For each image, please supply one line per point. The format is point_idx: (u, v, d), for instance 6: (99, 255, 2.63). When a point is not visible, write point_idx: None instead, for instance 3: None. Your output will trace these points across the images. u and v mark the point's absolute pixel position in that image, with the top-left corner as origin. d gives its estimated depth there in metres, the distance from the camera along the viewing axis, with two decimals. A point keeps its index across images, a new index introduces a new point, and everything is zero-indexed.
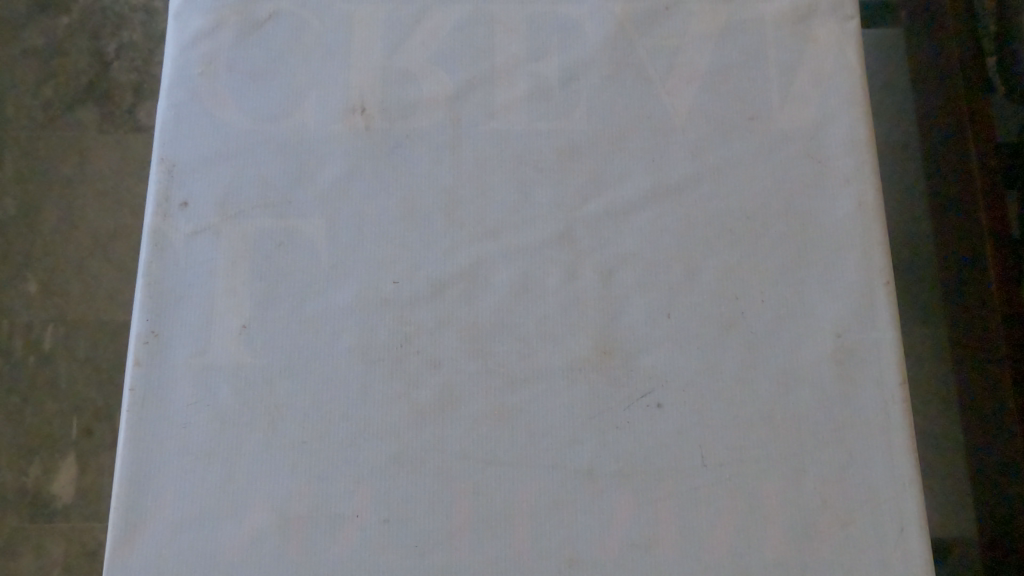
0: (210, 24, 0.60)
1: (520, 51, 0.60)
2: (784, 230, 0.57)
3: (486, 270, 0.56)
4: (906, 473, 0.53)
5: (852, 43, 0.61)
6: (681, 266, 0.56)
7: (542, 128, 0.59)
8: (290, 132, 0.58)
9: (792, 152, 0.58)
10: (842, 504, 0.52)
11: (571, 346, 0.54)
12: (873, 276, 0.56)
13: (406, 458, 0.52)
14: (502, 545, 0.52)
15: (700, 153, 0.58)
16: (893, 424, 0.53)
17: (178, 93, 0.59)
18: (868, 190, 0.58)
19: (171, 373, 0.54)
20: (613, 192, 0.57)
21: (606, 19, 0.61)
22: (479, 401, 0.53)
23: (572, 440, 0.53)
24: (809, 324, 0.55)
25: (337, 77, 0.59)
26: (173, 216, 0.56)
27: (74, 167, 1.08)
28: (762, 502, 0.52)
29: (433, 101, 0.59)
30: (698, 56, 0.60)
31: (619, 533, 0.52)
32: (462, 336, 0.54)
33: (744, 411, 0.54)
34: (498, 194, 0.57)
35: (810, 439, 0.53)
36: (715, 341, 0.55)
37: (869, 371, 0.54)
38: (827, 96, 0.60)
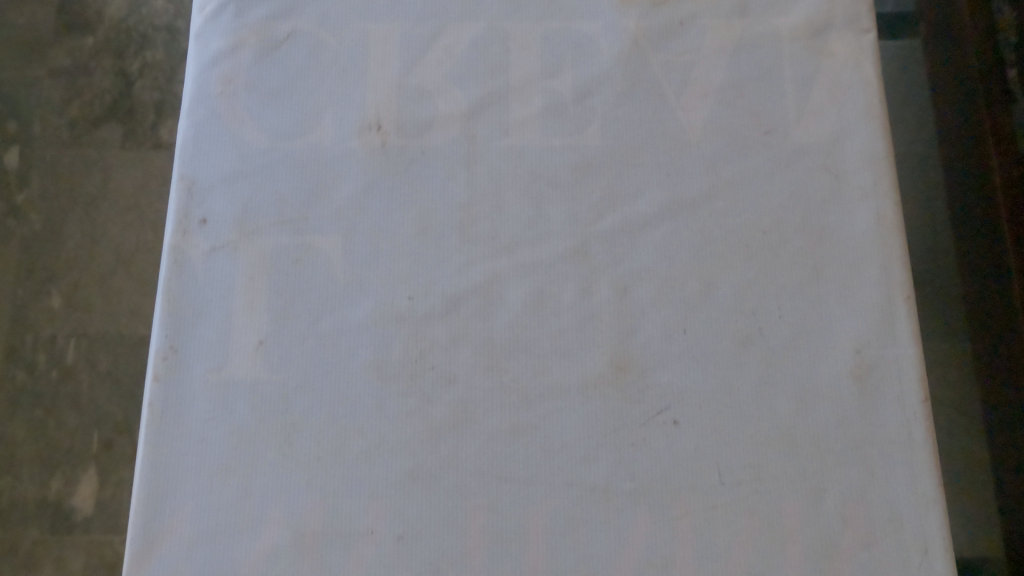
0: (229, 44, 0.61)
1: (534, 67, 0.61)
2: (801, 245, 0.56)
3: (501, 286, 0.56)
4: (929, 493, 0.52)
5: (870, 57, 0.60)
6: (697, 281, 0.56)
7: (556, 144, 0.59)
8: (308, 149, 0.59)
9: (809, 166, 0.58)
10: (863, 524, 0.51)
11: (586, 362, 0.54)
12: (893, 291, 0.55)
13: (421, 474, 0.52)
14: (517, 563, 0.51)
15: (715, 168, 0.58)
16: (915, 442, 0.52)
17: (199, 112, 0.60)
18: (887, 205, 0.57)
19: (188, 388, 0.54)
20: (628, 208, 0.57)
21: (620, 35, 0.61)
22: (493, 418, 0.53)
23: (587, 457, 0.52)
24: (828, 340, 0.54)
25: (354, 95, 0.60)
26: (193, 234, 0.57)
27: (98, 183, 1.10)
28: (781, 522, 0.51)
29: (448, 118, 0.59)
30: (713, 71, 0.60)
31: (634, 553, 0.51)
32: (477, 352, 0.54)
33: (761, 428, 0.53)
34: (513, 211, 0.57)
35: (830, 457, 0.52)
36: (732, 358, 0.54)
37: (890, 388, 0.53)
38: (844, 109, 0.59)
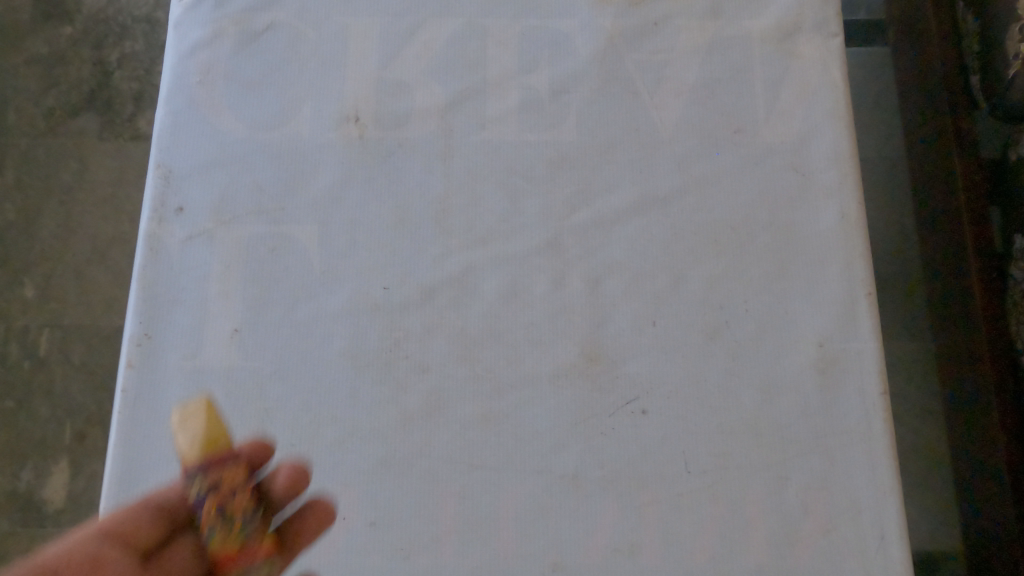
0: (208, 34, 0.62)
1: (511, 64, 0.62)
2: (768, 242, 0.58)
3: (475, 276, 0.57)
4: (887, 482, 0.53)
5: (836, 60, 0.62)
6: (667, 275, 0.57)
7: (531, 139, 0.60)
8: (285, 139, 0.59)
9: (777, 164, 0.60)
10: (824, 512, 0.53)
11: (559, 353, 0.55)
12: (855, 287, 0.57)
13: (394, 461, 0.53)
14: (487, 549, 0.52)
15: (685, 165, 0.60)
16: (875, 433, 0.54)
17: (177, 101, 0.60)
18: (850, 204, 0.59)
19: (162, 375, 0.54)
20: (601, 202, 0.59)
21: (596, 34, 0.63)
22: (467, 406, 0.54)
23: (558, 446, 0.53)
24: (791, 334, 0.56)
25: (333, 87, 0.61)
26: (169, 222, 0.57)
27: (74, 174, 1.09)
28: (744, 509, 0.52)
29: (426, 111, 0.60)
30: (685, 70, 0.62)
31: (602, 539, 0.52)
32: (450, 341, 0.55)
33: (727, 419, 0.54)
34: (488, 204, 0.58)
35: (792, 448, 0.54)
36: (699, 350, 0.55)
37: (850, 380, 0.55)
38: (811, 110, 0.61)
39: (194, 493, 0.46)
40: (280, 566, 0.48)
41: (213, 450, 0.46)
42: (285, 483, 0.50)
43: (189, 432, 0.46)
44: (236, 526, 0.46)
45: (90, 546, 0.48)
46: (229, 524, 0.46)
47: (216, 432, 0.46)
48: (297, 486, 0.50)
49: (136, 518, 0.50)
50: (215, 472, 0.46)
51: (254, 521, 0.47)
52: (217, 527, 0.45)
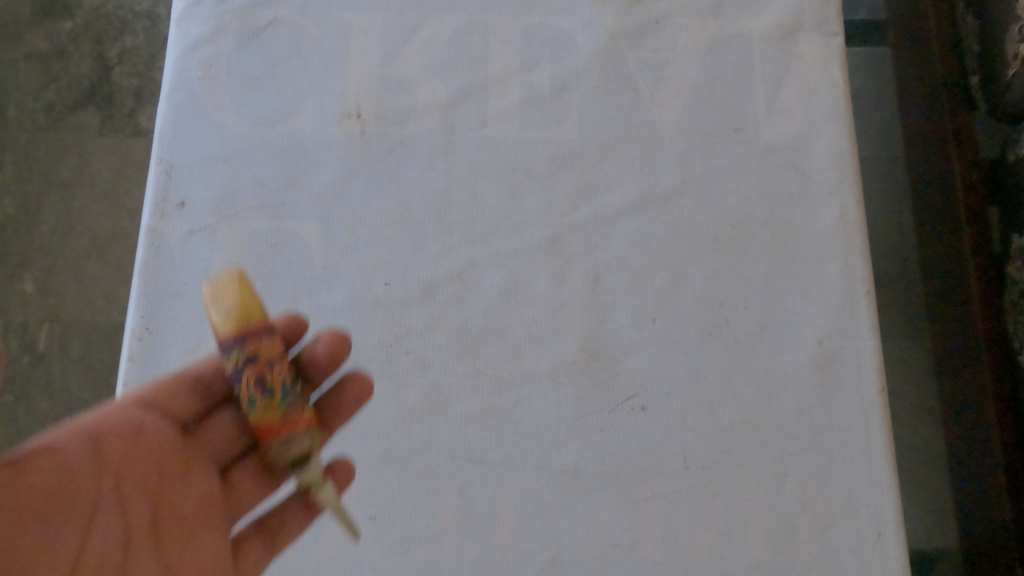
0: (210, 30, 0.62)
1: (512, 61, 0.62)
2: (767, 239, 0.58)
3: (476, 273, 0.57)
4: (884, 479, 0.53)
5: (837, 59, 0.63)
6: (667, 272, 0.57)
7: (532, 136, 0.60)
8: (287, 135, 0.59)
9: (777, 162, 0.60)
10: (821, 508, 0.53)
11: (559, 350, 0.55)
12: (854, 285, 0.57)
13: (394, 456, 0.53)
14: (486, 544, 0.52)
15: (686, 163, 0.60)
16: (872, 431, 0.54)
17: (179, 96, 0.60)
18: (850, 202, 0.59)
19: (163, 369, 0.54)
20: (601, 199, 0.59)
21: (597, 32, 0.63)
22: (467, 402, 0.54)
23: (558, 442, 0.54)
24: (790, 331, 0.56)
25: (335, 83, 0.61)
26: (170, 216, 0.57)
27: (74, 169, 1.09)
28: (742, 505, 0.53)
29: (427, 108, 0.60)
30: (686, 68, 0.62)
31: (600, 535, 0.52)
32: (451, 337, 0.56)
33: (726, 416, 0.54)
34: (489, 200, 0.59)
35: (791, 444, 0.54)
36: (698, 347, 0.56)
37: (848, 378, 0.55)
38: (812, 109, 0.61)
39: (231, 365, 0.46)
40: (320, 438, 0.50)
41: (247, 322, 0.45)
42: (326, 352, 0.50)
43: (222, 302, 0.45)
44: (274, 398, 0.46)
45: (130, 412, 0.49)
46: (268, 397, 0.46)
47: (249, 304, 0.45)
48: (338, 355, 0.50)
49: (176, 390, 0.51)
50: (251, 345, 0.45)
51: (292, 394, 0.47)
52: (257, 397, 0.46)
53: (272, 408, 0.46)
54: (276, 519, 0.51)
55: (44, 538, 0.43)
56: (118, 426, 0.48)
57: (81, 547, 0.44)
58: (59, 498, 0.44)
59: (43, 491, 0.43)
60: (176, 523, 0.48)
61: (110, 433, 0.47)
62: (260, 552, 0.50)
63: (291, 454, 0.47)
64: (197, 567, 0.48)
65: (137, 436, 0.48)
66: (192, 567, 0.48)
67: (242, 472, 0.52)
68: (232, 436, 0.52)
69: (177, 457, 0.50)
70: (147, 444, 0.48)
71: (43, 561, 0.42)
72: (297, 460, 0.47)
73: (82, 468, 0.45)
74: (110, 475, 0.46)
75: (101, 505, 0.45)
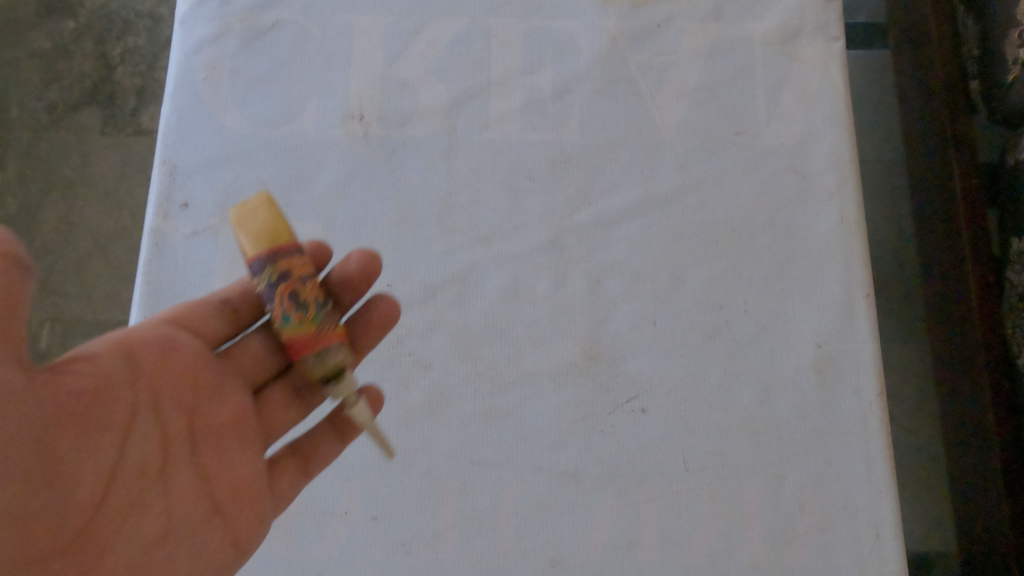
0: (214, 31, 0.62)
1: (515, 63, 0.62)
2: (768, 242, 0.59)
3: (478, 275, 0.57)
4: (882, 481, 0.54)
5: (838, 63, 0.63)
6: (668, 275, 0.58)
7: (534, 138, 0.61)
8: (291, 137, 0.60)
9: (777, 166, 0.60)
10: (820, 510, 0.53)
11: (560, 351, 0.56)
12: (854, 288, 0.58)
13: (396, 456, 0.54)
14: (487, 544, 0.52)
15: (687, 166, 0.60)
16: (871, 433, 0.55)
17: (182, 97, 0.61)
18: (850, 206, 0.59)
19: None
20: (603, 202, 0.59)
21: (599, 35, 0.63)
22: (469, 403, 0.55)
23: (558, 443, 0.54)
24: (790, 334, 0.57)
25: (338, 85, 0.61)
26: (174, 217, 0.58)
27: (76, 168, 1.09)
28: (742, 506, 0.53)
29: (430, 110, 0.61)
30: (688, 72, 0.63)
31: (601, 536, 0.52)
32: (452, 338, 0.56)
33: (725, 418, 0.55)
34: (490, 202, 0.59)
35: (789, 446, 0.54)
36: (698, 349, 0.56)
37: (848, 380, 0.56)
38: (812, 112, 0.62)
39: (261, 284, 0.43)
40: (353, 356, 0.47)
41: (276, 239, 0.43)
42: (358, 270, 0.49)
43: (251, 222, 0.43)
44: (307, 314, 0.43)
45: (160, 329, 0.45)
46: (302, 312, 0.43)
47: (278, 220, 0.44)
48: (369, 275, 0.50)
49: (204, 307, 0.48)
50: (284, 262, 0.43)
51: (326, 313, 0.44)
52: (291, 313, 0.43)
53: (306, 322, 0.43)
54: (306, 443, 0.50)
55: (81, 446, 0.39)
56: (150, 341, 0.44)
57: (120, 456, 0.41)
58: (93, 404, 0.40)
59: (79, 395, 0.39)
60: (213, 439, 0.45)
61: (142, 347, 0.43)
62: (294, 475, 0.49)
63: (326, 372, 0.44)
64: (235, 484, 0.46)
65: (169, 350, 0.45)
66: (230, 485, 0.45)
67: (272, 394, 0.50)
68: (261, 359, 0.49)
69: (208, 375, 0.46)
70: (180, 361, 0.45)
71: (84, 466, 0.39)
72: (333, 376, 0.45)
73: (116, 377, 0.42)
74: (145, 387, 0.43)
75: (136, 417, 0.42)
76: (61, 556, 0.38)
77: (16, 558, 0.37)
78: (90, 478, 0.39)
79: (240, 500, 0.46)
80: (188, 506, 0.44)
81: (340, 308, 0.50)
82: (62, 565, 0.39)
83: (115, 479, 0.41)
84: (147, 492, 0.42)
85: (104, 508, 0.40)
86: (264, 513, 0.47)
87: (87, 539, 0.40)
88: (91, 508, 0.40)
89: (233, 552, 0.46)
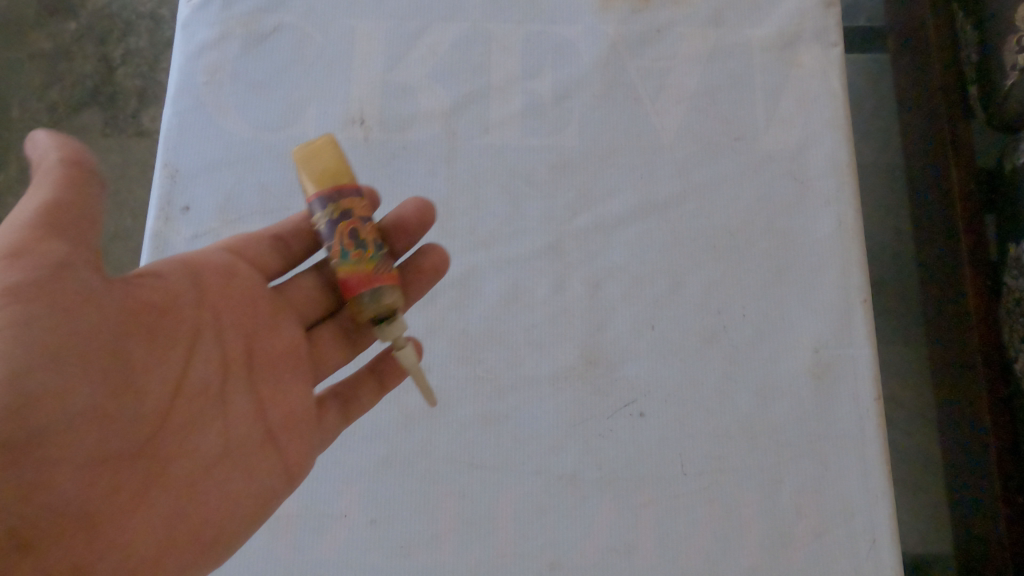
0: (215, 35, 0.62)
1: (515, 68, 0.63)
2: (766, 247, 0.59)
3: (477, 279, 0.58)
4: (879, 486, 0.54)
5: (836, 69, 0.63)
6: (666, 280, 0.58)
7: (533, 143, 0.61)
8: (291, 141, 0.60)
9: (775, 171, 0.61)
10: (817, 515, 0.53)
11: (558, 355, 0.56)
12: (851, 293, 0.58)
13: (395, 460, 0.54)
14: (485, 547, 0.52)
15: (685, 171, 0.60)
16: (868, 438, 0.55)
17: (183, 101, 0.61)
18: (848, 212, 0.60)
19: None
20: (602, 206, 0.60)
21: (599, 40, 0.64)
22: (468, 407, 0.55)
23: (556, 447, 0.54)
24: (788, 338, 0.57)
25: (339, 89, 0.61)
26: (175, 221, 0.58)
27: None
28: (740, 510, 0.53)
29: (430, 114, 0.61)
30: (687, 77, 0.63)
31: (599, 539, 0.52)
32: (452, 342, 0.56)
33: (722, 423, 0.55)
34: (490, 207, 0.59)
35: (786, 451, 0.55)
36: (696, 353, 0.56)
37: (845, 386, 0.56)
38: (811, 118, 0.62)
39: (322, 221, 0.44)
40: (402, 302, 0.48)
41: (339, 179, 0.45)
42: (415, 215, 0.51)
43: (315, 161, 0.45)
44: (366, 252, 0.44)
45: (222, 257, 0.48)
46: (361, 251, 0.44)
47: (341, 161, 0.45)
48: (423, 221, 0.52)
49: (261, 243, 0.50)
50: (347, 201, 0.45)
51: (382, 254, 0.46)
52: (350, 250, 0.44)
53: (365, 261, 0.44)
54: (348, 385, 0.51)
55: (151, 356, 0.42)
56: (211, 267, 0.47)
57: (182, 371, 0.43)
58: (161, 319, 0.43)
59: (149, 309, 0.42)
60: (267, 369, 0.47)
61: (206, 272, 0.46)
62: (336, 418, 0.50)
63: (379, 310, 0.45)
64: (289, 414, 0.47)
65: (229, 278, 0.47)
66: (281, 411, 0.47)
67: (323, 335, 0.51)
68: (313, 299, 0.51)
69: (267, 307, 0.48)
70: (240, 288, 0.47)
71: (152, 375, 0.42)
72: (385, 317, 0.46)
73: (180, 296, 0.44)
74: (207, 309, 0.45)
75: (198, 338, 0.44)
76: (132, 459, 0.40)
77: (95, 456, 0.39)
78: (158, 387, 0.42)
79: (292, 431, 0.47)
80: (242, 428, 0.45)
81: (393, 252, 0.51)
82: (133, 467, 0.40)
83: (178, 393, 0.43)
84: (205, 413, 0.44)
85: (168, 420, 0.42)
86: (312, 449, 0.48)
87: (153, 448, 0.41)
88: (158, 418, 0.42)
89: (284, 479, 0.47)
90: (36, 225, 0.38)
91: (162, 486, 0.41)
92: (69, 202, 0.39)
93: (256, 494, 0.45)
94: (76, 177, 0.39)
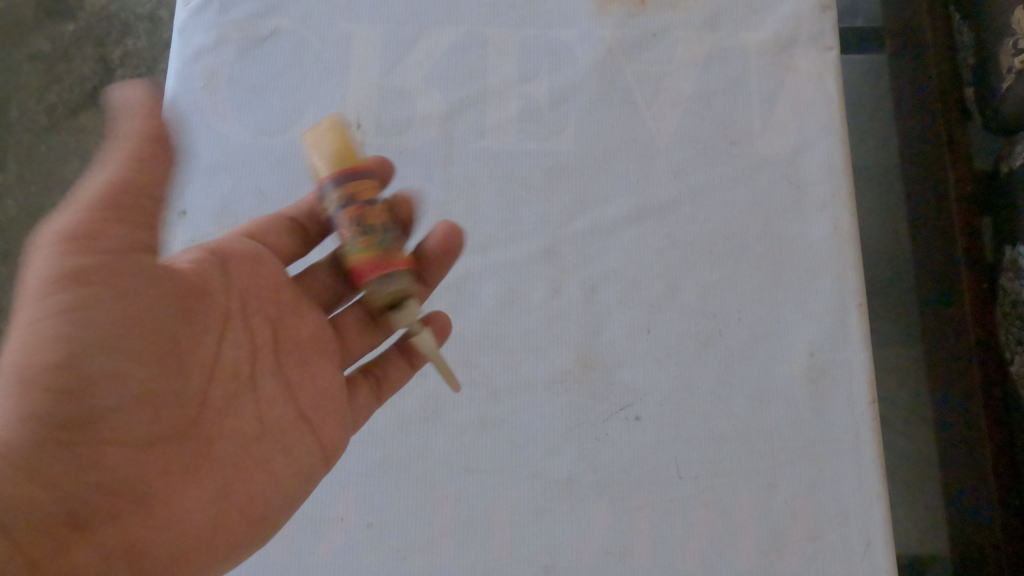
0: (211, 40, 0.63)
1: (511, 72, 0.63)
2: (763, 251, 0.59)
3: (473, 283, 0.58)
4: (873, 490, 0.54)
5: (832, 74, 0.63)
6: (662, 284, 0.58)
7: (530, 148, 0.61)
8: (289, 145, 0.60)
9: (771, 175, 0.61)
10: (813, 518, 0.54)
11: (555, 359, 0.56)
12: (847, 297, 0.58)
13: (391, 464, 0.54)
14: (481, 551, 0.52)
15: (682, 175, 0.61)
16: (863, 441, 0.55)
17: (180, 106, 0.61)
18: (843, 216, 0.60)
19: None
20: (599, 210, 0.60)
21: (595, 44, 0.64)
22: (465, 411, 0.55)
23: (552, 450, 0.54)
24: (785, 342, 0.57)
25: (335, 94, 0.61)
26: (172, 225, 0.58)
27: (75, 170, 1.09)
28: (736, 513, 0.53)
29: (427, 119, 0.61)
30: (684, 81, 0.63)
31: (594, 542, 0.53)
32: (448, 347, 0.56)
33: (718, 427, 0.55)
34: (486, 211, 0.59)
35: (782, 454, 0.55)
36: (692, 357, 0.57)
37: (841, 390, 0.56)
38: (807, 122, 0.62)
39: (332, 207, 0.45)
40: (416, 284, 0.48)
41: (343, 163, 0.45)
42: None
43: (322, 147, 0.45)
44: (370, 236, 0.44)
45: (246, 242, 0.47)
46: (367, 235, 0.44)
47: (343, 144, 0.45)
48: None
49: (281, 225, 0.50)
50: (351, 185, 0.44)
51: (391, 236, 0.45)
52: (355, 236, 0.44)
53: (371, 246, 0.44)
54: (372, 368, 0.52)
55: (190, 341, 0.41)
56: (240, 254, 0.46)
57: (216, 355, 0.42)
58: (196, 304, 0.42)
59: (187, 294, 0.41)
60: (297, 352, 0.47)
61: (235, 257, 0.45)
62: (367, 400, 0.51)
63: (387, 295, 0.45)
64: (324, 396, 0.47)
65: (258, 264, 0.46)
66: (314, 395, 0.47)
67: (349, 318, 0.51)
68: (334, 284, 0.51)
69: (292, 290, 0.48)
70: (266, 274, 0.46)
71: (194, 360, 0.41)
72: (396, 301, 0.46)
73: (213, 282, 0.43)
74: (237, 295, 0.44)
75: (230, 322, 0.44)
76: (176, 441, 0.40)
77: (144, 438, 0.39)
78: (198, 370, 0.41)
79: (325, 413, 0.47)
80: (277, 409, 0.45)
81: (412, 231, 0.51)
82: (179, 450, 0.41)
83: (213, 378, 0.42)
84: (242, 397, 0.44)
85: (208, 404, 0.42)
86: (345, 429, 0.48)
87: (198, 431, 0.41)
88: (199, 402, 0.42)
89: (321, 459, 0.47)
90: (104, 205, 0.37)
91: (207, 463, 0.42)
92: (137, 177, 0.37)
93: (299, 471, 0.46)
94: (150, 148, 0.37)
